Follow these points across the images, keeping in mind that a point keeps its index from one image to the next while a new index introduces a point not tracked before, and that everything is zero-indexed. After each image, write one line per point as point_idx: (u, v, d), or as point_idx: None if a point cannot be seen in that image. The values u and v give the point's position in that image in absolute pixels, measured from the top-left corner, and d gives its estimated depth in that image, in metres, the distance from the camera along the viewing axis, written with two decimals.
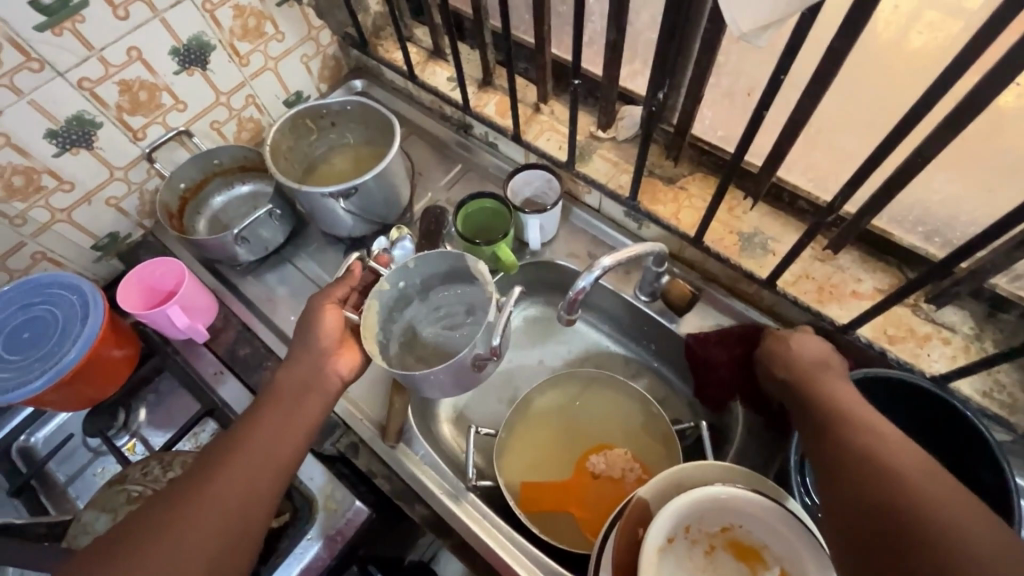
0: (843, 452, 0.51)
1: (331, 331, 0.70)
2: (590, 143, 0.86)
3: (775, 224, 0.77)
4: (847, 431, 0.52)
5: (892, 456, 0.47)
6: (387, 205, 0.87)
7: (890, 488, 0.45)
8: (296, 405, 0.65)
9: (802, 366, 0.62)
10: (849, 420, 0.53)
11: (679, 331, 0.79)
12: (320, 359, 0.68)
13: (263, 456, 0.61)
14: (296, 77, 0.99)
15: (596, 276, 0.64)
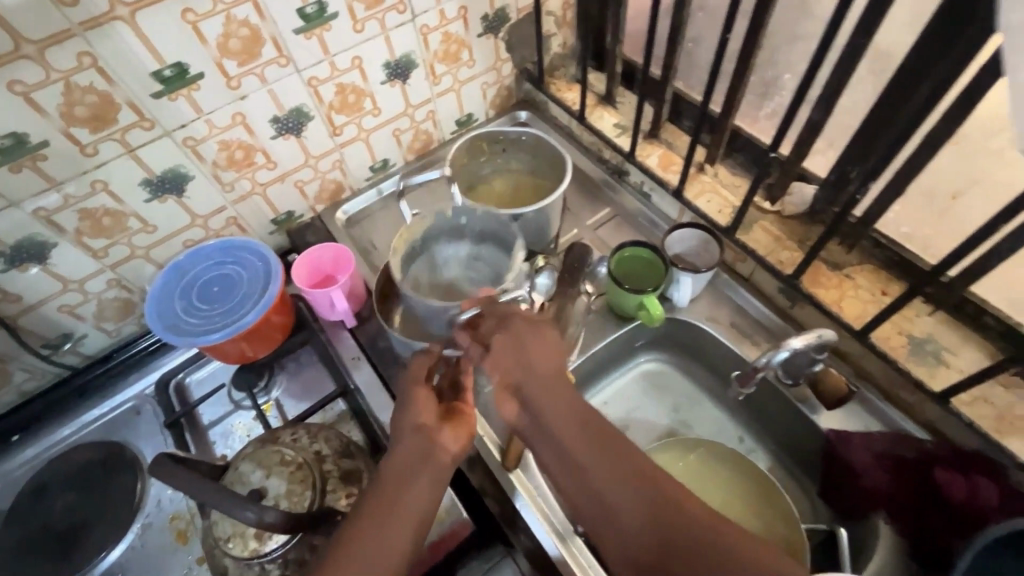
0: (608, 451, 0.58)
1: (430, 425, 0.64)
2: (753, 213, 0.85)
3: (952, 335, 0.71)
4: (601, 432, 0.60)
5: (642, 462, 0.58)
6: (538, 234, 0.90)
7: (661, 499, 0.54)
8: (408, 488, 0.59)
9: (514, 333, 0.67)
10: (590, 419, 0.61)
11: (818, 423, 0.75)
12: (417, 443, 0.62)
13: (387, 549, 0.55)
14: (472, 101, 1.06)
15: (781, 354, 0.69)
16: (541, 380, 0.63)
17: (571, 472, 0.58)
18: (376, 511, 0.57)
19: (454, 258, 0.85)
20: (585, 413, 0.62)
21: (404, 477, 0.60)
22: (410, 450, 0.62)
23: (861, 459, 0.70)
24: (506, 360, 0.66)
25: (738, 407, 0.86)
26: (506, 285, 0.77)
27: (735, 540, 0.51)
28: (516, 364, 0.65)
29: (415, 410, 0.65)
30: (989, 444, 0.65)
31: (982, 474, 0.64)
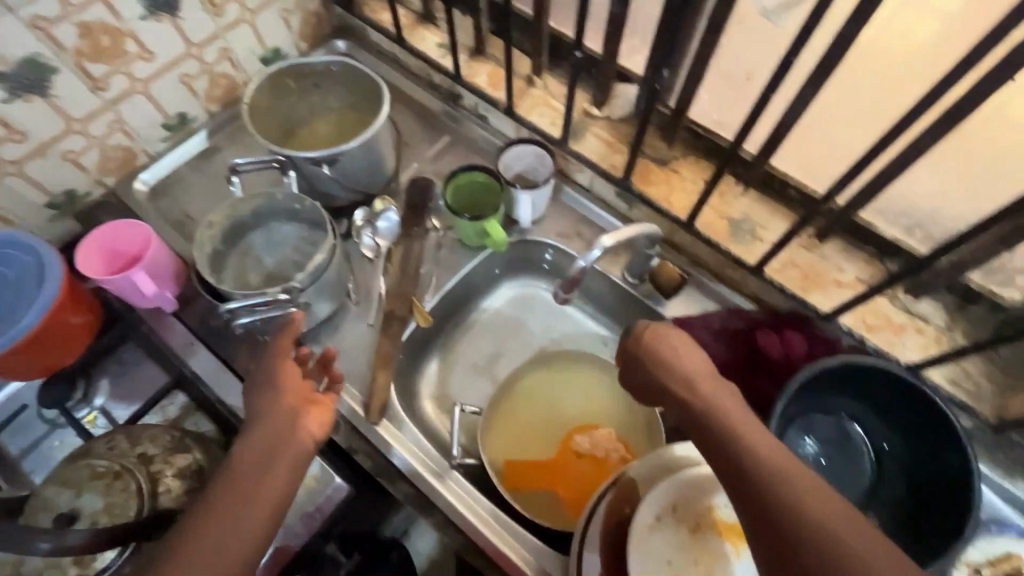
0: (722, 434, 0.48)
1: (295, 408, 0.58)
2: (583, 121, 0.85)
3: (765, 211, 0.76)
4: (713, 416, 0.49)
5: (758, 450, 0.45)
6: (371, 173, 0.82)
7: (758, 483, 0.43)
8: (262, 476, 0.53)
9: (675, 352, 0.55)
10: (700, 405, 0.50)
11: (665, 314, 0.80)
12: (280, 421, 0.57)
13: (226, 538, 0.50)
14: (274, 32, 0.93)
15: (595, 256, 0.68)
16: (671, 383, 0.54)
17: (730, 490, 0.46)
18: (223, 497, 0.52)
19: (278, 244, 0.77)
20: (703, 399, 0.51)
21: (257, 462, 0.54)
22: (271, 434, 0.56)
23: (702, 337, 0.75)
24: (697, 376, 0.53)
25: (599, 314, 0.89)
26: (292, 283, 0.67)
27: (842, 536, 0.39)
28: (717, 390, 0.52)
29: (278, 388, 0.59)
30: (798, 303, 0.72)
31: (793, 329, 0.72)
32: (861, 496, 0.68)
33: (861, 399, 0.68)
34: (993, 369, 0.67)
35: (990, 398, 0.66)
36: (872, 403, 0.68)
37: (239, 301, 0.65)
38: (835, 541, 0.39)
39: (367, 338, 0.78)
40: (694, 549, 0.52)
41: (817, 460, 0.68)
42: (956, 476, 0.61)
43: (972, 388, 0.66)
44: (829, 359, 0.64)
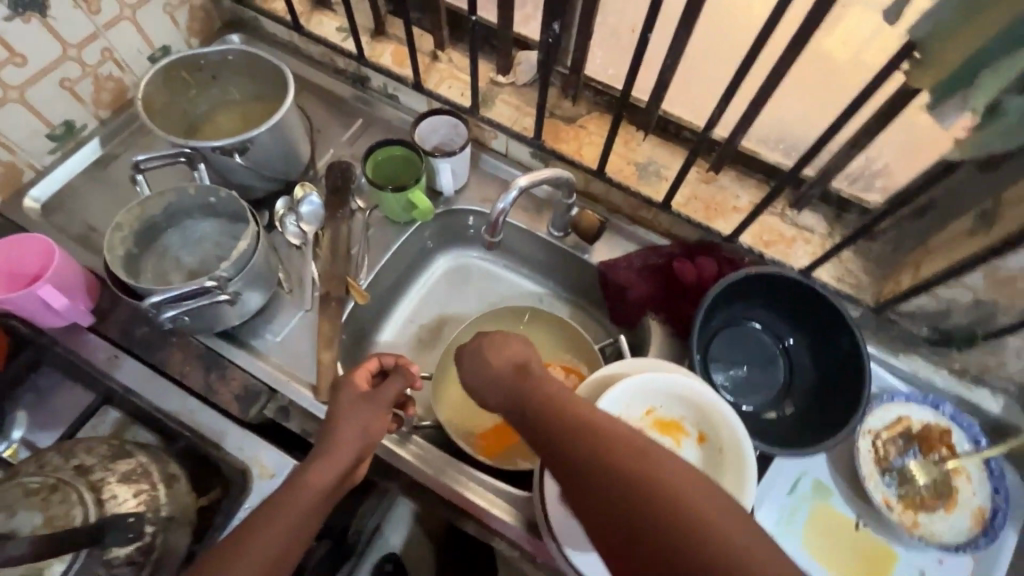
0: (566, 441, 0.47)
1: (372, 421, 0.64)
2: (491, 89, 0.88)
3: (666, 153, 0.83)
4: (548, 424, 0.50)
5: (604, 426, 0.47)
6: (287, 161, 0.82)
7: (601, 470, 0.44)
8: (329, 486, 0.60)
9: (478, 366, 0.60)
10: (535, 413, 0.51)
11: (591, 261, 0.85)
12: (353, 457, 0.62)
13: (290, 541, 0.57)
14: (160, 29, 0.89)
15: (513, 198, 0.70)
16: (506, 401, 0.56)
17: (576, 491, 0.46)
18: (289, 500, 0.58)
19: (199, 242, 0.76)
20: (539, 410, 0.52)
21: (330, 473, 0.60)
22: (353, 450, 0.62)
23: (626, 276, 0.82)
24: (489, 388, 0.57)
25: (531, 272, 0.93)
26: (214, 276, 0.66)
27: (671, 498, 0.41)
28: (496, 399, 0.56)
29: (373, 424, 0.64)
30: (705, 231, 0.80)
31: (702, 255, 0.80)
32: (777, 390, 0.76)
33: (766, 306, 0.77)
34: (869, 264, 0.77)
35: (869, 288, 0.76)
36: (777, 309, 0.77)
37: (158, 298, 0.63)
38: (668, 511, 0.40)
39: (306, 323, 0.78)
40: None
41: (738, 366, 0.77)
42: (849, 355, 0.71)
43: (854, 281, 0.76)
44: (734, 273, 0.72)
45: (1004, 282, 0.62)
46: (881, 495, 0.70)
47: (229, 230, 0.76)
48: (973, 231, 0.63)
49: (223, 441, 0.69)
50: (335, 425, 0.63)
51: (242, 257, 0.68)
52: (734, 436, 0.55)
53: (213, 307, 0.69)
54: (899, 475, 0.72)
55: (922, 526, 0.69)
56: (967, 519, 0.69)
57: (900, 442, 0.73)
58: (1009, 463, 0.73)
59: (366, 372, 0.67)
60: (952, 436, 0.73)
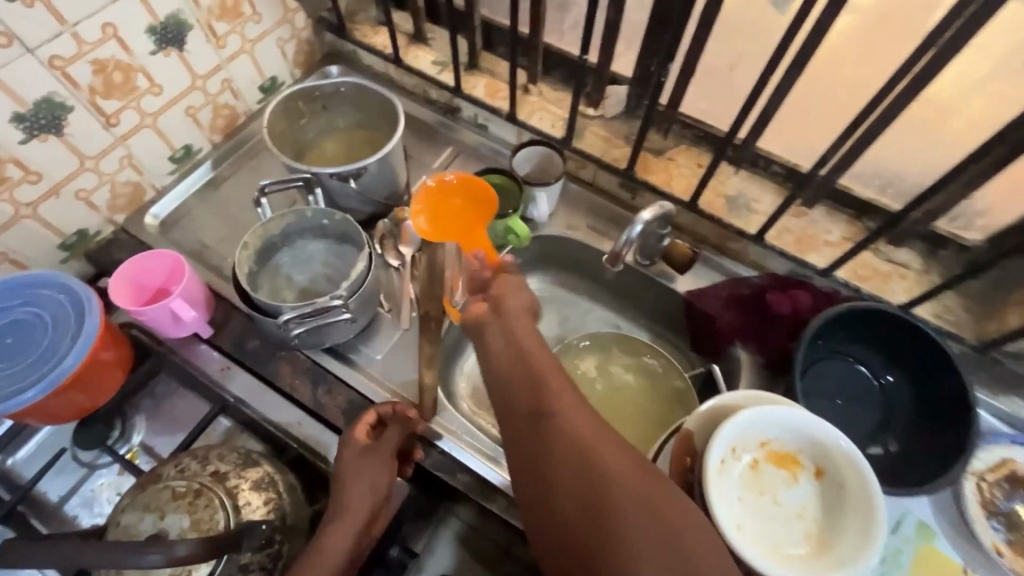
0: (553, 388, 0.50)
1: (380, 476, 0.63)
2: (581, 121, 0.92)
3: (755, 186, 0.85)
4: (551, 422, 0.48)
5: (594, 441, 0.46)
6: (390, 187, 0.85)
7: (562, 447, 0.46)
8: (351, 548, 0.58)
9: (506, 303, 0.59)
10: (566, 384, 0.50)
11: (677, 290, 0.87)
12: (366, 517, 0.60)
13: None
14: (271, 61, 0.95)
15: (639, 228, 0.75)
16: (511, 373, 0.53)
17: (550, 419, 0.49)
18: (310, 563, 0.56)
19: (311, 260, 0.79)
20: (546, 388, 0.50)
21: (350, 534, 0.58)
22: (364, 505, 0.60)
23: (715, 305, 0.83)
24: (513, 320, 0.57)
25: (611, 299, 0.95)
26: (338, 294, 0.69)
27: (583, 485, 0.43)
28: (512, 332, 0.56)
29: (380, 479, 0.63)
30: (798, 264, 0.81)
31: (796, 287, 0.80)
32: (875, 425, 0.76)
33: (863, 341, 0.77)
34: (969, 303, 0.77)
35: (970, 327, 0.76)
36: (874, 344, 0.76)
37: (289, 315, 0.67)
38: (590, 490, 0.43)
39: (404, 343, 0.80)
40: (758, 484, 0.57)
41: (835, 400, 0.76)
42: (954, 393, 0.70)
43: (953, 319, 0.76)
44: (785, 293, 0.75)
45: None
46: (989, 541, 0.68)
47: (339, 251, 0.80)
48: None
49: (330, 455, 0.72)
50: (345, 483, 0.61)
51: (360, 279, 0.71)
52: (853, 466, 0.56)
53: (329, 327, 0.73)
54: (1008, 521, 0.70)
55: None
56: None
57: (1007, 487, 0.72)
58: None
59: (365, 425, 0.66)
60: None
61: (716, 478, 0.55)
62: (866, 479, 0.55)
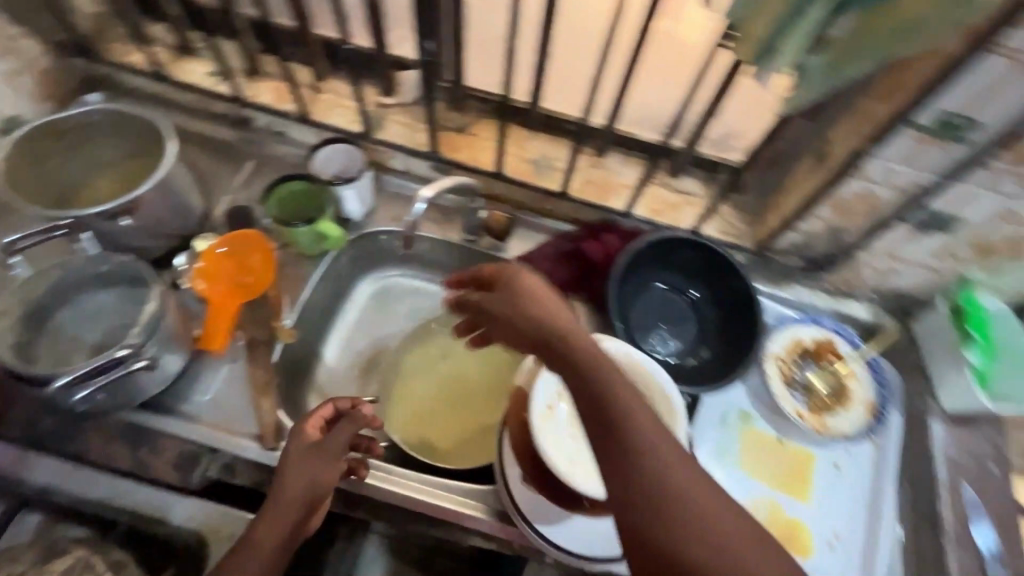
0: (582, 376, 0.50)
1: (322, 475, 0.61)
2: (379, 111, 0.91)
3: (554, 146, 0.90)
4: (591, 381, 0.50)
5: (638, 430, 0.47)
6: (181, 215, 0.78)
7: (628, 449, 0.46)
8: (278, 545, 0.58)
9: (515, 294, 0.56)
10: (580, 362, 0.50)
11: (508, 257, 0.90)
12: (300, 516, 0.59)
13: None
14: (4, 100, 0.82)
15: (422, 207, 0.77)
16: (543, 337, 0.53)
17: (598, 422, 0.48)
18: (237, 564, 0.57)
19: (98, 313, 0.71)
20: (589, 373, 0.50)
21: (277, 532, 0.58)
22: (298, 503, 0.59)
23: (544, 263, 0.87)
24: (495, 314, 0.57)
25: (453, 281, 0.96)
26: (126, 343, 0.62)
27: (664, 492, 0.44)
28: (507, 315, 0.56)
29: (321, 477, 0.60)
30: (601, 211, 0.88)
31: (607, 232, 0.86)
32: (693, 337, 0.85)
33: (668, 269, 0.86)
34: (744, 213, 0.88)
35: (747, 234, 0.87)
36: (680, 267, 0.85)
37: (65, 380, 0.59)
38: (688, 509, 0.44)
39: (234, 377, 0.75)
40: (588, 417, 0.62)
41: (660, 325, 0.85)
42: (742, 293, 0.81)
43: (734, 231, 0.88)
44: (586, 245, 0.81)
45: (845, 207, 0.74)
46: (793, 408, 0.80)
47: (130, 295, 0.71)
48: (814, 170, 0.74)
49: (169, 514, 0.65)
50: (283, 476, 0.60)
51: (149, 322, 0.65)
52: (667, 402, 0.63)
53: (129, 381, 0.65)
54: (804, 388, 0.83)
55: (830, 426, 0.80)
56: (862, 412, 0.81)
57: (799, 360, 0.85)
58: (884, 359, 0.86)
59: (318, 420, 0.63)
60: (838, 346, 0.86)
61: (543, 423, 0.60)
62: (676, 416, 0.63)
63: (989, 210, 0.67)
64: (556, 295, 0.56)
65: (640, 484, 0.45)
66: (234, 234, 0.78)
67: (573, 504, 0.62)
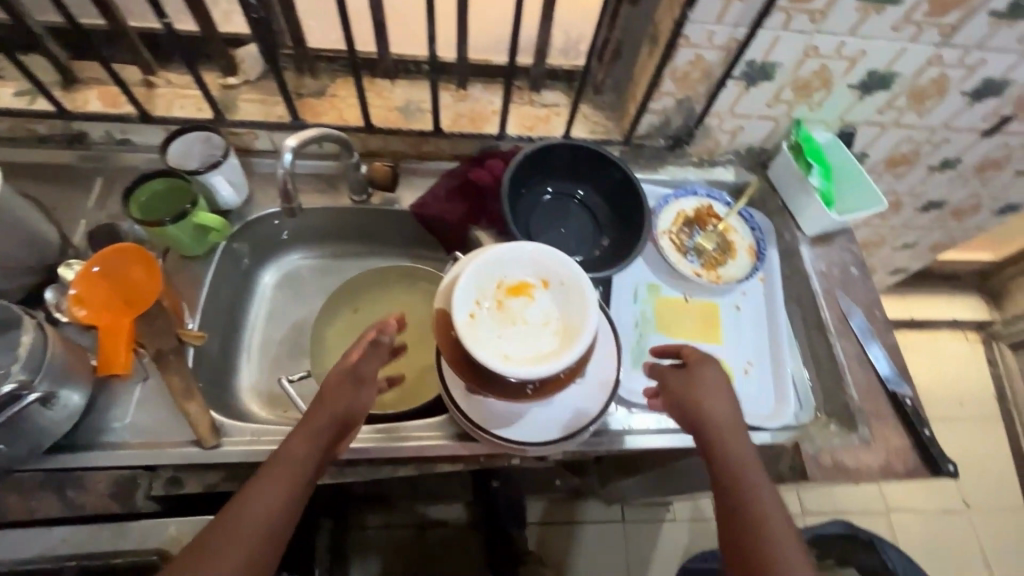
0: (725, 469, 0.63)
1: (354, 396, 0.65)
2: (227, 94, 0.87)
3: (417, 89, 0.91)
4: (742, 495, 0.61)
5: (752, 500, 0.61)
6: (33, 247, 0.72)
7: (757, 536, 0.59)
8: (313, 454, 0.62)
9: (698, 378, 0.67)
10: (737, 476, 0.62)
11: (403, 208, 0.91)
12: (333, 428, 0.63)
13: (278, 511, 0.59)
14: None
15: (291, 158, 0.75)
16: (695, 431, 0.66)
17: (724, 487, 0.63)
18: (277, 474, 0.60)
19: None
20: (739, 477, 0.62)
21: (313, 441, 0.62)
22: (328, 419, 0.63)
23: (439, 205, 0.90)
24: (698, 403, 0.66)
25: (358, 246, 0.97)
26: (12, 378, 0.58)
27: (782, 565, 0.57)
28: (692, 400, 0.66)
29: (355, 396, 0.65)
30: (480, 139, 0.91)
31: (489, 157, 0.90)
32: (592, 233, 0.91)
33: (553, 176, 0.91)
34: (607, 111, 0.95)
35: (615, 129, 0.94)
36: (563, 172, 0.91)
37: None
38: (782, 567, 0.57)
39: (149, 394, 0.71)
40: (510, 316, 0.66)
41: (560, 228, 0.90)
42: (622, 180, 0.88)
43: (603, 129, 0.94)
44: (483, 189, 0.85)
45: (685, 79, 0.82)
46: (691, 270, 0.90)
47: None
48: (652, 50, 0.81)
49: (120, 542, 0.61)
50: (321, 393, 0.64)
51: (31, 352, 0.60)
52: (574, 278, 0.68)
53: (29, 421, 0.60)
54: (696, 251, 0.92)
55: (724, 277, 0.90)
56: (747, 257, 0.92)
57: (686, 229, 0.94)
58: (753, 209, 0.98)
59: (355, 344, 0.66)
60: (715, 208, 0.96)
61: (468, 330, 0.63)
62: (589, 297, 0.67)
63: (796, 49, 0.78)
64: (723, 386, 0.67)
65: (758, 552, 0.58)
66: (106, 250, 0.72)
67: (516, 394, 0.65)
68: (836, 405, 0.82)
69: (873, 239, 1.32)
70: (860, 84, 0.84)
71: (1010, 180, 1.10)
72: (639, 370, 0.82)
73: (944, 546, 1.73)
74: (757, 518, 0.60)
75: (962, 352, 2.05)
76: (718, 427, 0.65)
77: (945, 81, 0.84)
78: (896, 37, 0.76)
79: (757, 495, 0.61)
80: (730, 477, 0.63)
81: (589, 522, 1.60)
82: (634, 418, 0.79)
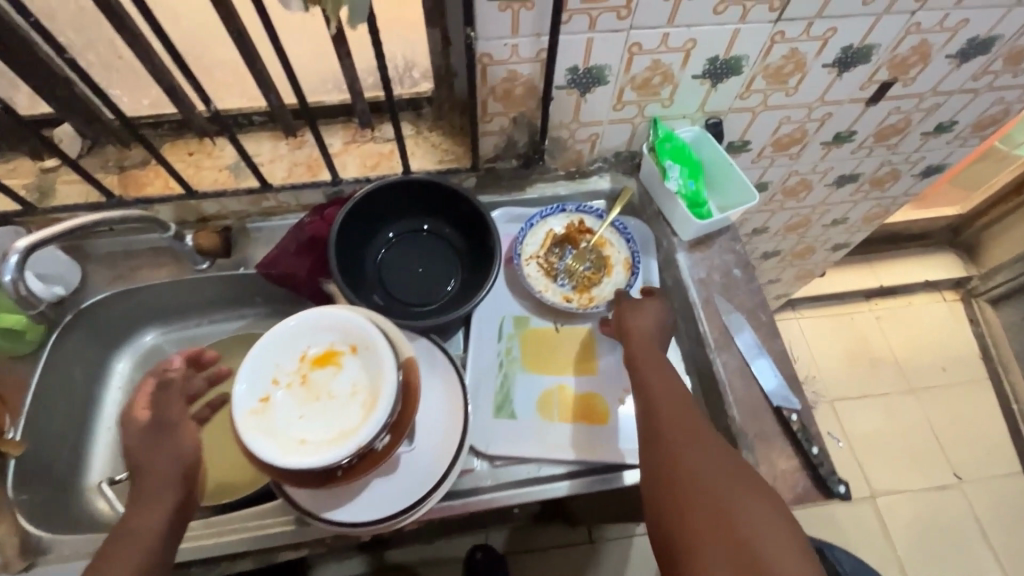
0: (650, 394, 0.67)
1: (177, 444, 0.60)
2: (45, 178, 0.82)
3: (248, 144, 0.86)
4: (668, 416, 0.64)
5: (677, 420, 0.64)
6: None
7: (680, 446, 0.61)
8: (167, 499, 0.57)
9: (638, 309, 0.74)
10: (664, 399, 0.66)
11: (250, 271, 0.86)
12: (179, 472, 0.59)
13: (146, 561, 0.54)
14: None
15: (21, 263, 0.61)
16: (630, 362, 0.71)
17: (652, 408, 0.66)
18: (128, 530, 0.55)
19: None
20: (663, 403, 0.65)
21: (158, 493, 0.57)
22: (169, 471, 0.58)
23: (287, 261, 0.83)
24: (634, 331, 0.72)
25: (217, 314, 0.92)
26: None
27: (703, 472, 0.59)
28: (631, 325, 0.73)
29: (179, 445, 0.60)
30: (322, 187, 0.85)
31: (331, 206, 0.84)
32: (452, 270, 0.85)
33: (391, 219, 0.84)
34: (456, 136, 0.88)
35: (466, 154, 0.88)
36: (409, 211, 0.85)
37: None
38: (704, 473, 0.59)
39: None
40: (310, 394, 0.60)
41: (415, 270, 0.84)
42: (470, 210, 0.81)
43: (453, 156, 0.88)
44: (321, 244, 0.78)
45: (509, 96, 0.75)
46: (559, 297, 0.83)
47: None
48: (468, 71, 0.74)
49: None
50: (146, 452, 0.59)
51: None
52: (375, 341, 0.61)
53: None
54: (566, 272, 0.85)
55: (597, 298, 0.83)
56: (622, 272, 0.84)
57: (556, 250, 0.86)
58: (632, 217, 0.90)
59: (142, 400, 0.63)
60: (587, 222, 0.88)
61: (248, 423, 0.57)
62: (385, 361, 0.60)
63: (618, 48, 0.71)
64: (655, 325, 0.73)
65: (679, 467, 0.60)
66: None
67: (326, 479, 0.58)
68: (721, 427, 0.75)
69: (797, 221, 1.24)
70: (705, 73, 0.77)
71: (920, 142, 1.01)
72: (502, 418, 0.75)
73: (939, 526, 1.62)
74: (679, 439, 0.62)
75: (941, 314, 1.94)
76: (644, 357, 0.70)
77: (800, 55, 0.76)
78: (722, 19, 0.69)
79: (680, 416, 0.64)
80: (657, 399, 0.66)
81: (557, 547, 1.53)
82: (496, 472, 0.73)
